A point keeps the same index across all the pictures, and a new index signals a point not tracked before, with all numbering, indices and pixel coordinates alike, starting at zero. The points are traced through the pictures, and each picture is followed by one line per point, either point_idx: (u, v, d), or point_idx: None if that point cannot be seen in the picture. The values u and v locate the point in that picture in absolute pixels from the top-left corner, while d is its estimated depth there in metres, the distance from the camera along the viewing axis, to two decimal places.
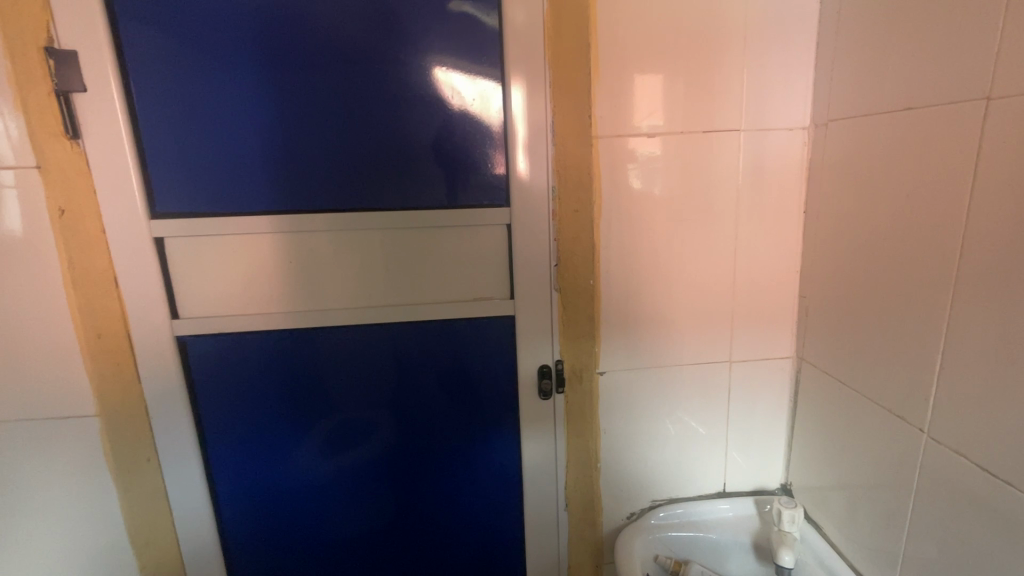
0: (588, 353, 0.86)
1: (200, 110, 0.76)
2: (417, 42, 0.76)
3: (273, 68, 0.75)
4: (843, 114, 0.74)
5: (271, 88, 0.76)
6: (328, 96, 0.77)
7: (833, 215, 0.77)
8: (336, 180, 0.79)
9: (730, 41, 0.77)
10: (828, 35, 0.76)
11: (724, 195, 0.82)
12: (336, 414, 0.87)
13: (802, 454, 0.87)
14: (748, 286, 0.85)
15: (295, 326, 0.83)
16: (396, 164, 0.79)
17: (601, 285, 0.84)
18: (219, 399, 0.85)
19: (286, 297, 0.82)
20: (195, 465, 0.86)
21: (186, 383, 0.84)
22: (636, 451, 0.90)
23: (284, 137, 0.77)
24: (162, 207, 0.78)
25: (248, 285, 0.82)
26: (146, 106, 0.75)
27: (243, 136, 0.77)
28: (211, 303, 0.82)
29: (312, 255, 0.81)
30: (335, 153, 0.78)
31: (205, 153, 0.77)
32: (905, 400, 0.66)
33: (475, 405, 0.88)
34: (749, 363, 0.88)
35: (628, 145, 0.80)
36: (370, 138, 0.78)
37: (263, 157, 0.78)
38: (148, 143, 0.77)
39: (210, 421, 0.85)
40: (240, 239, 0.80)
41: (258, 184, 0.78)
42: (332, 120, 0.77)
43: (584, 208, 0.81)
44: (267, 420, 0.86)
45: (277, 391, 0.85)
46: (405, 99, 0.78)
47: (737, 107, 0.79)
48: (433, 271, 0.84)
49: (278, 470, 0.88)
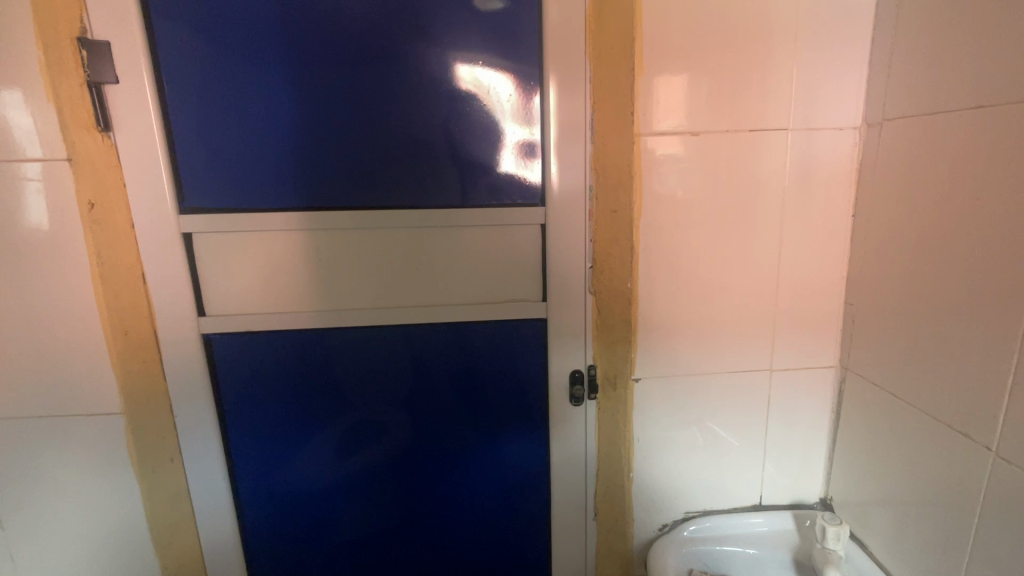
0: (623, 359, 0.84)
1: (232, 104, 0.74)
2: (454, 36, 0.74)
3: (306, 60, 0.74)
4: (901, 113, 0.70)
5: (303, 82, 0.74)
6: (358, 93, 0.75)
7: (887, 220, 0.73)
8: (365, 177, 0.77)
9: (781, 37, 0.74)
10: (884, 31, 0.73)
11: (769, 197, 0.78)
12: (359, 414, 0.85)
13: (846, 467, 0.84)
14: (791, 291, 0.82)
15: (323, 326, 0.81)
16: (428, 161, 0.77)
17: (639, 288, 0.81)
18: (242, 396, 0.83)
19: (314, 295, 0.81)
20: (218, 464, 0.84)
21: (211, 381, 0.82)
22: (671, 461, 0.87)
23: (312, 133, 0.75)
24: (192, 203, 0.77)
25: (276, 282, 0.80)
26: (177, 100, 0.74)
27: (272, 131, 0.75)
28: (239, 301, 0.80)
29: (341, 252, 0.80)
30: (367, 150, 0.76)
31: (235, 149, 0.76)
32: (970, 415, 0.62)
33: (504, 410, 0.86)
34: (791, 371, 0.84)
35: (671, 144, 0.77)
36: (400, 134, 0.76)
37: (292, 153, 0.76)
38: (178, 137, 0.75)
39: (233, 419, 0.84)
40: (269, 235, 0.78)
41: (288, 180, 0.77)
42: (362, 117, 0.76)
43: (623, 209, 0.79)
44: (289, 419, 0.84)
45: (301, 388, 0.83)
46: (439, 94, 0.76)
47: (785, 105, 0.76)
48: (463, 270, 0.82)
49: (299, 468, 0.86)
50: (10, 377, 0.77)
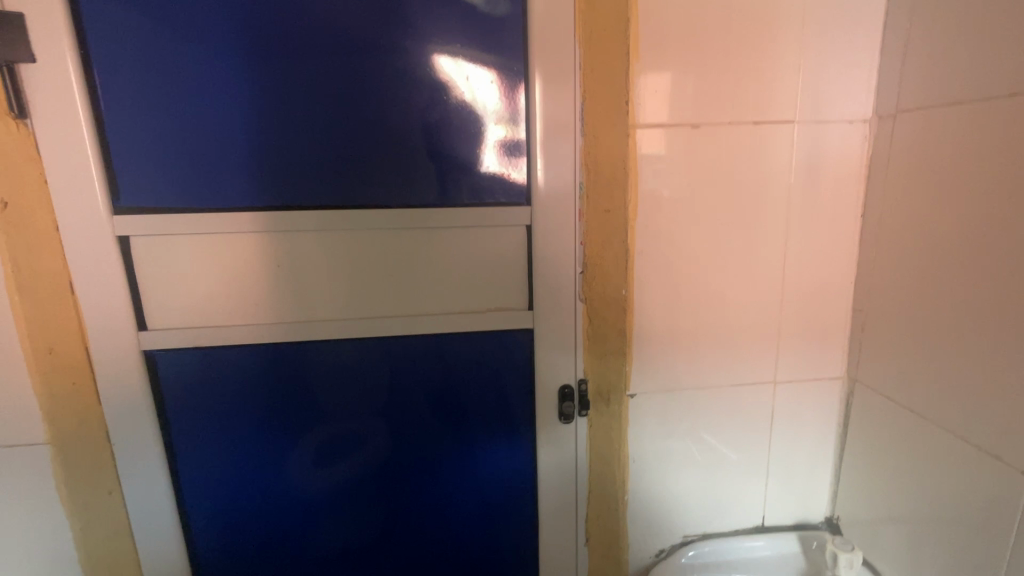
0: (616, 373, 0.77)
1: (172, 89, 0.65)
2: (428, 18, 0.66)
3: (260, 36, 0.65)
4: (916, 105, 0.65)
5: (257, 62, 0.65)
6: (318, 83, 0.66)
7: (901, 221, 0.68)
8: (326, 176, 0.69)
9: (787, 20, 0.68)
10: (898, 15, 0.67)
11: (775, 195, 0.72)
12: (324, 433, 0.76)
13: (854, 486, 0.79)
14: (796, 298, 0.76)
15: (283, 340, 0.73)
16: (403, 153, 0.69)
17: (634, 296, 0.74)
18: (191, 418, 0.74)
19: (273, 306, 0.72)
20: (164, 495, 0.75)
21: (155, 404, 0.72)
22: (669, 480, 0.81)
23: (266, 126, 0.67)
24: (129, 202, 0.67)
25: (229, 291, 0.71)
26: (108, 84, 0.64)
27: (219, 122, 0.66)
28: (186, 313, 0.71)
29: (302, 256, 0.71)
30: (334, 140, 0.68)
31: (178, 140, 0.66)
32: (1001, 435, 0.57)
33: (485, 428, 0.78)
34: (796, 383, 0.79)
35: (668, 137, 0.70)
36: (365, 128, 0.68)
37: (243, 147, 0.67)
38: (110, 127, 0.66)
39: (181, 443, 0.74)
40: (219, 238, 0.69)
41: (242, 175, 0.68)
42: (321, 109, 0.67)
43: (616, 209, 0.72)
44: (245, 440, 0.75)
45: (258, 405, 0.74)
46: (415, 78, 0.67)
47: (791, 95, 0.70)
48: (440, 277, 0.74)
49: (258, 494, 0.77)
50: None
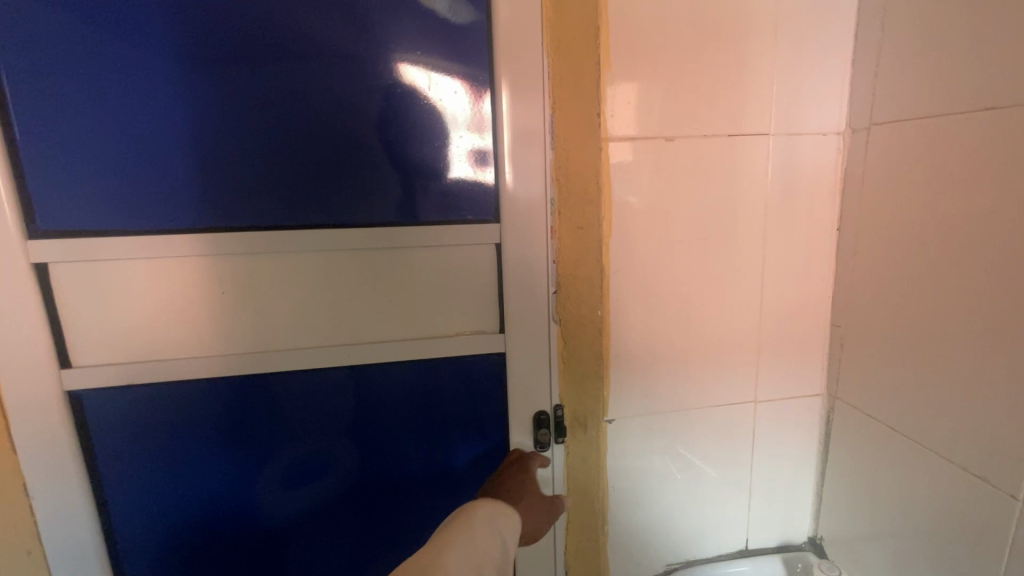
0: (593, 399, 0.73)
1: (95, 95, 0.58)
2: (386, 22, 0.62)
3: (197, 37, 0.59)
4: (891, 117, 0.64)
5: (194, 65, 0.59)
6: (265, 92, 0.61)
7: (878, 236, 0.67)
8: (276, 193, 0.63)
9: (759, 30, 0.66)
10: (869, 26, 0.66)
11: (751, 210, 0.70)
12: (280, 472, 0.69)
13: (837, 505, 0.77)
14: (774, 314, 0.74)
15: (229, 374, 0.66)
16: (361, 165, 0.64)
17: (611, 317, 0.71)
18: (125, 463, 0.66)
19: (218, 337, 0.65)
20: (94, 551, 0.67)
21: (83, 449, 0.65)
22: (651, 507, 0.77)
23: (207, 138, 0.61)
24: (47, 224, 0.60)
25: (167, 322, 0.64)
26: (19, 95, 0.57)
27: (153, 135, 0.60)
28: (117, 347, 0.64)
29: (251, 281, 0.65)
30: (284, 151, 0.62)
31: (103, 152, 0.59)
32: (989, 458, 0.56)
33: (456, 459, 0.73)
34: (776, 402, 0.76)
35: (642, 151, 0.67)
36: (319, 141, 0.63)
37: (181, 162, 0.61)
38: (24, 142, 0.58)
39: (114, 492, 0.67)
40: (153, 264, 0.62)
41: (179, 192, 0.61)
42: (270, 120, 0.61)
43: (590, 226, 0.68)
44: (189, 485, 0.68)
45: (202, 445, 0.67)
46: (372, 85, 0.62)
47: (765, 107, 0.68)
48: (405, 300, 0.68)
49: (207, 541, 0.69)
50: None
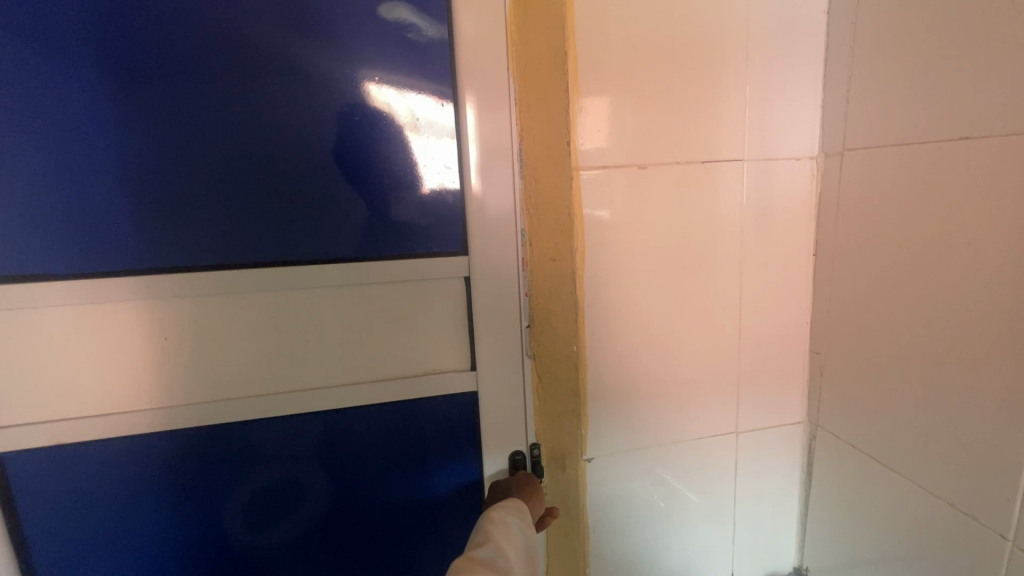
0: (572, 437, 0.69)
1: (7, 126, 0.53)
2: (342, 45, 0.58)
3: (127, 62, 0.54)
4: (866, 143, 0.63)
5: (122, 93, 0.54)
6: (206, 119, 0.56)
7: (856, 263, 0.65)
8: (221, 229, 0.58)
9: (732, 53, 0.64)
10: (839, 52, 0.66)
11: (727, 237, 0.68)
12: (232, 533, 0.63)
13: (821, 535, 0.75)
14: (754, 342, 0.72)
15: (172, 427, 0.60)
16: (317, 196, 0.60)
17: (587, 351, 0.66)
18: (56, 531, 0.60)
19: (159, 389, 0.60)
20: None
21: (8, 517, 0.59)
22: (635, 547, 0.74)
23: (141, 171, 0.55)
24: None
25: (100, 373, 0.59)
26: None
27: (78, 168, 0.54)
28: (45, 406, 0.58)
29: (196, 327, 0.59)
30: (226, 186, 0.57)
31: (17, 188, 0.54)
32: (976, 495, 0.54)
33: (429, 506, 0.69)
34: (758, 431, 0.75)
35: (613, 179, 0.63)
36: (269, 172, 0.58)
37: (112, 197, 0.55)
38: None
39: (43, 563, 0.60)
40: (86, 311, 0.57)
41: (111, 230, 0.56)
42: (213, 149, 0.57)
43: (562, 257, 0.65)
44: (129, 552, 0.61)
45: (145, 508, 0.61)
46: (323, 115, 0.58)
47: (740, 132, 0.66)
48: (368, 338, 0.64)
49: None
50: None
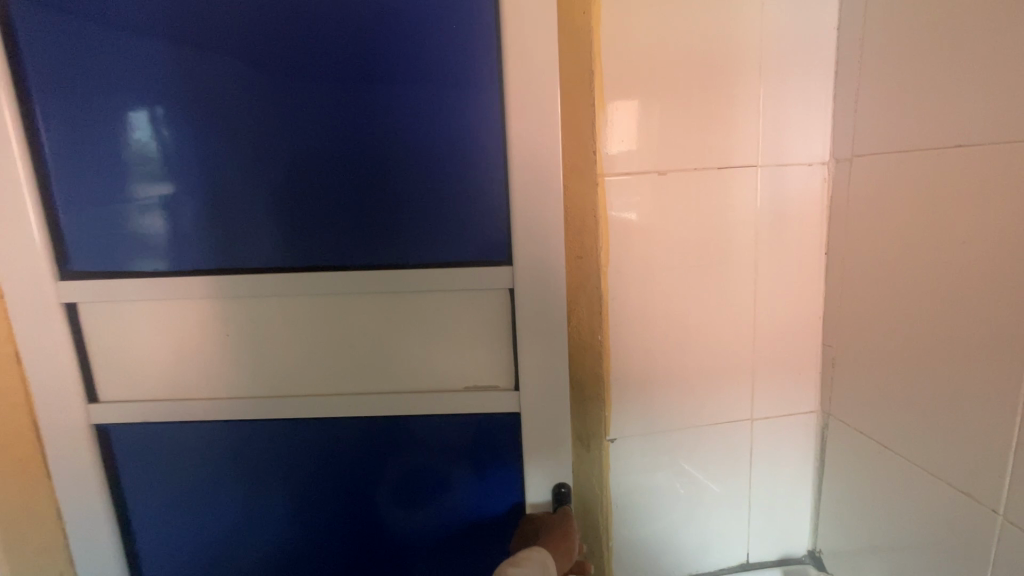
0: (595, 419, 0.76)
1: (122, 160, 0.71)
2: (376, 82, 0.68)
3: (207, 107, 0.69)
4: (873, 149, 0.68)
5: (249, 128, 0.70)
6: (264, 150, 0.70)
7: (864, 262, 0.70)
8: (274, 238, 0.72)
9: (748, 66, 0.70)
10: (850, 64, 0.70)
11: (740, 236, 0.74)
12: (301, 480, 0.80)
13: (833, 518, 0.80)
14: (768, 335, 0.77)
15: (238, 398, 0.77)
16: (353, 210, 0.71)
17: (610, 341, 0.73)
18: (141, 475, 0.80)
19: (227, 366, 0.77)
20: (113, 548, 0.81)
21: (107, 464, 0.79)
22: (653, 524, 0.80)
23: (213, 192, 0.71)
24: (102, 264, 0.74)
25: (175, 355, 0.77)
26: (61, 165, 0.72)
27: (168, 190, 0.71)
28: (133, 376, 0.78)
29: (276, 319, 0.75)
30: (318, 202, 0.71)
31: (128, 206, 0.72)
32: (971, 474, 0.59)
33: (467, 478, 0.79)
34: (771, 419, 0.79)
35: (636, 184, 0.70)
36: (314, 191, 0.71)
37: (191, 212, 0.72)
38: (64, 199, 0.73)
39: (133, 497, 0.81)
40: (156, 309, 0.75)
41: (190, 237, 0.73)
42: (268, 173, 0.71)
43: (587, 255, 0.72)
44: (198, 493, 0.80)
45: (206, 461, 0.79)
46: (393, 142, 0.70)
47: (754, 140, 0.72)
48: (418, 334, 0.75)
49: (217, 539, 0.82)
50: None
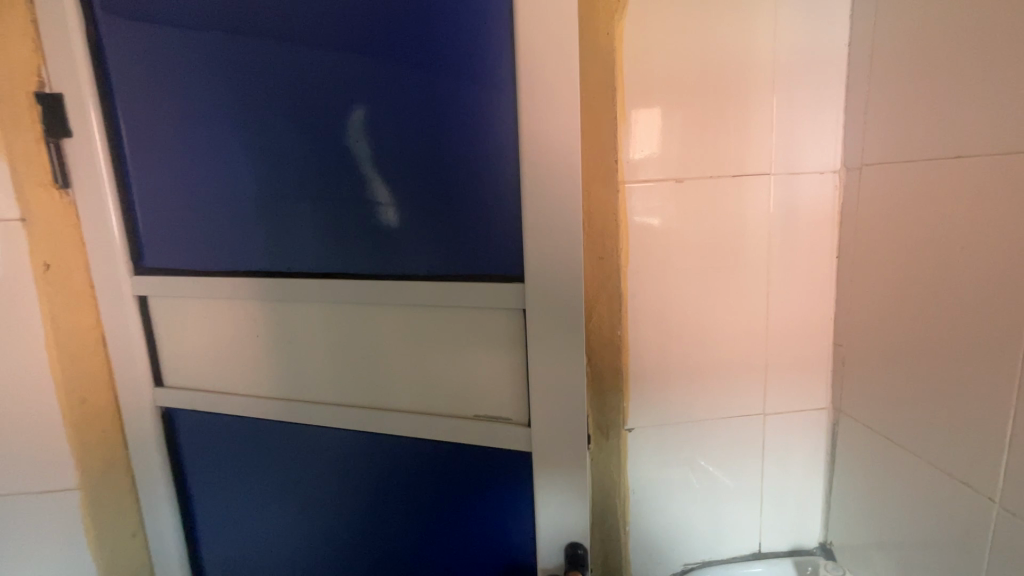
0: (614, 409, 0.81)
1: (188, 171, 0.81)
2: (402, 96, 0.71)
3: (257, 123, 0.77)
4: (882, 159, 0.72)
5: (291, 142, 0.76)
6: (304, 162, 0.76)
7: (873, 266, 0.74)
8: (310, 242, 0.79)
9: (761, 81, 0.74)
10: (860, 78, 0.74)
11: (754, 240, 0.78)
12: (319, 463, 0.86)
13: (843, 511, 0.83)
14: (780, 334, 0.81)
15: (272, 385, 0.86)
16: (379, 218, 0.75)
17: (629, 335, 0.79)
18: (195, 448, 0.93)
19: (261, 358, 0.85)
20: (170, 512, 0.92)
21: (167, 438, 0.92)
22: (669, 511, 0.84)
23: (260, 199, 0.79)
24: (169, 262, 0.86)
25: (221, 345, 0.86)
26: (140, 175, 0.84)
27: (223, 198, 0.81)
28: (191, 362, 0.89)
29: (297, 316, 0.82)
30: (352, 212, 0.76)
31: (192, 211, 0.83)
32: (971, 464, 0.63)
33: (473, 478, 0.80)
34: (782, 415, 0.83)
35: (655, 190, 0.76)
36: (346, 200, 0.76)
37: (241, 217, 0.81)
38: (141, 204, 0.85)
39: (189, 466, 0.94)
40: (204, 304, 0.85)
41: (241, 240, 0.82)
42: (307, 183, 0.77)
43: (609, 256, 0.76)
44: (240, 466, 0.91)
45: (246, 439, 0.90)
46: (417, 152, 0.72)
47: (767, 151, 0.76)
48: (429, 339, 0.77)
49: (256, 509, 0.92)
50: None
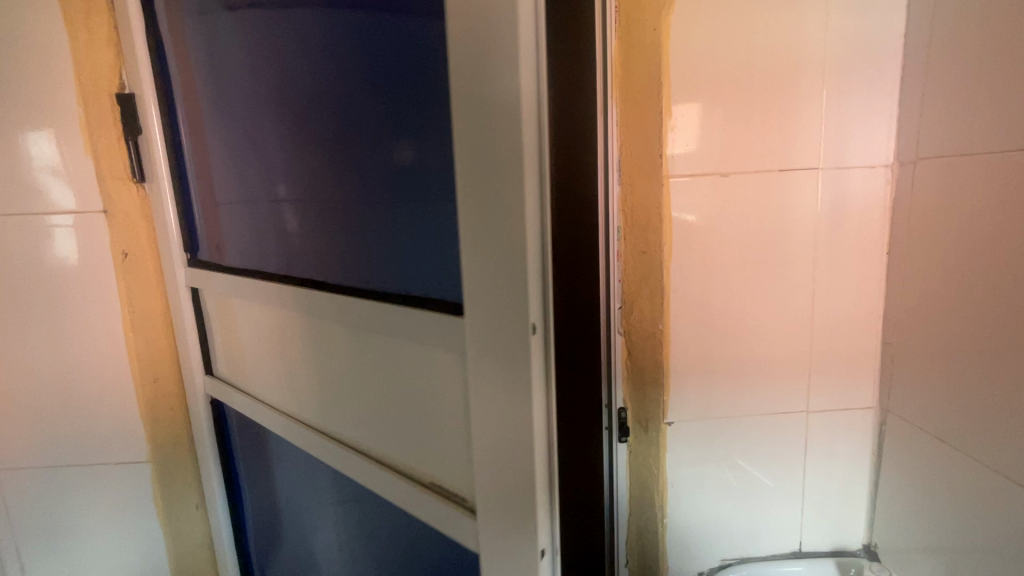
0: (654, 403, 0.81)
1: (232, 167, 0.84)
2: (381, 77, 0.61)
3: (279, 118, 0.76)
4: (938, 151, 0.70)
5: (302, 137, 0.73)
6: (311, 156, 0.73)
7: (926, 262, 0.72)
8: (312, 242, 0.74)
9: (808, 74, 0.73)
10: (916, 69, 0.72)
11: (800, 235, 0.77)
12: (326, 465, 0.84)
13: (890, 512, 0.81)
14: (825, 331, 0.80)
15: (279, 388, 0.83)
16: (363, 217, 0.67)
17: (671, 328, 0.79)
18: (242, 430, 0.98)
19: (270, 359, 0.83)
20: (221, 489, 0.98)
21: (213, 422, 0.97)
22: (707, 506, 0.84)
23: (280, 196, 0.78)
24: (215, 254, 0.90)
25: (248, 341, 0.87)
26: (200, 171, 0.89)
27: (256, 194, 0.82)
28: (231, 353, 0.92)
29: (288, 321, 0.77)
30: (344, 209, 0.70)
31: (234, 206, 0.86)
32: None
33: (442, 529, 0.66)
34: (826, 413, 0.82)
35: (698, 185, 0.75)
36: (341, 197, 0.70)
37: (268, 214, 0.81)
38: (199, 199, 0.90)
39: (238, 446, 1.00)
40: (232, 300, 0.86)
41: (266, 236, 0.82)
42: (313, 178, 0.73)
43: (652, 249, 0.77)
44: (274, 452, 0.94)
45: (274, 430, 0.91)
46: (392, 139, 0.61)
47: (815, 145, 0.75)
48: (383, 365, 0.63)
49: (290, 495, 0.94)
50: (63, 412, 0.86)
